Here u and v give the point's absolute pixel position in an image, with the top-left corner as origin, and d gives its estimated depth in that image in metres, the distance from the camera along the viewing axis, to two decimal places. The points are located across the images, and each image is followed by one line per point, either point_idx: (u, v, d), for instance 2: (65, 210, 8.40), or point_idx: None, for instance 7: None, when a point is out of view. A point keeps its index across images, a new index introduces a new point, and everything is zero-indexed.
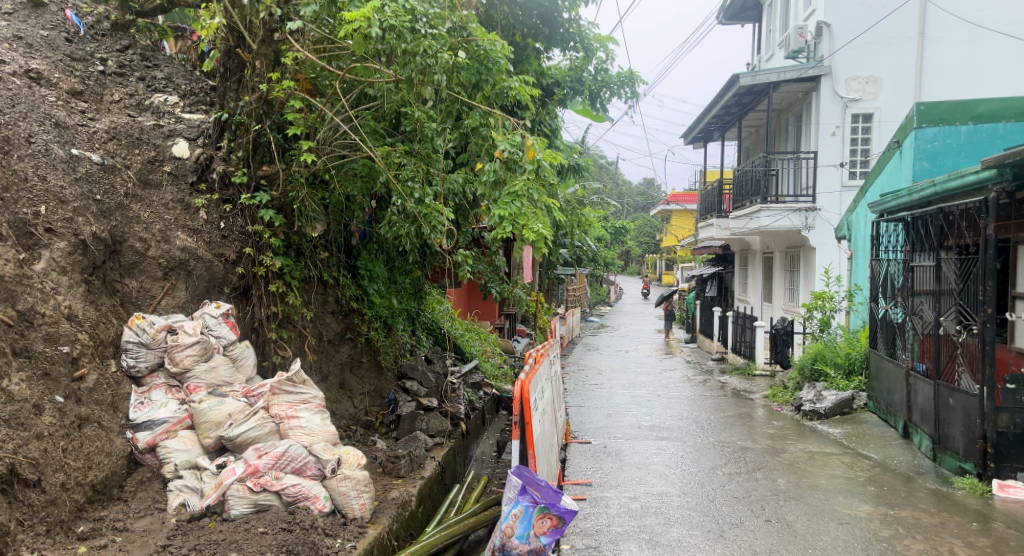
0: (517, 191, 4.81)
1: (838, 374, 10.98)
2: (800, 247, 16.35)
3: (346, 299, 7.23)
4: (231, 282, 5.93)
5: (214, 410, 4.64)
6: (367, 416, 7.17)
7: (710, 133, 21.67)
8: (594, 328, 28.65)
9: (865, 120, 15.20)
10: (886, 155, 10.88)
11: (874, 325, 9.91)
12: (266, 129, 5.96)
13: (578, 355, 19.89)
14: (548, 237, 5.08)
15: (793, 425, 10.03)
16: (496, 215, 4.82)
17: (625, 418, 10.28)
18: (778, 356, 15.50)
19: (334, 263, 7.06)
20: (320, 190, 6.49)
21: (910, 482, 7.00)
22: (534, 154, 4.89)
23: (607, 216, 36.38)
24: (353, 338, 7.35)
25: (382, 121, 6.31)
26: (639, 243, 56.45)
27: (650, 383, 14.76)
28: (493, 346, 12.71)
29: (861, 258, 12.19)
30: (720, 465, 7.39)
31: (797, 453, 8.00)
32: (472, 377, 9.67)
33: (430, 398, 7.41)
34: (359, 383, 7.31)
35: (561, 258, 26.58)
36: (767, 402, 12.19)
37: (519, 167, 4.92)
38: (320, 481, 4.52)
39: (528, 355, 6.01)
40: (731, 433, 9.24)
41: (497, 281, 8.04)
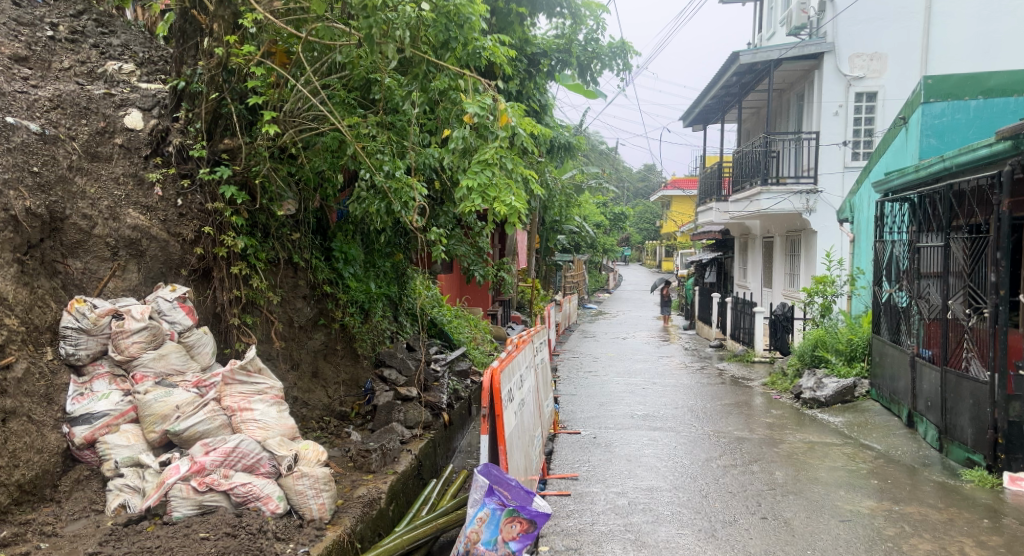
0: (488, 159, 4.46)
1: (839, 361, 10.62)
2: (801, 230, 15.94)
3: (319, 282, 6.84)
4: (190, 264, 5.54)
5: (160, 402, 4.23)
6: (342, 407, 6.83)
7: (709, 113, 21.27)
8: (592, 315, 28.26)
9: (869, 99, 14.74)
10: (891, 133, 10.44)
11: (878, 310, 9.51)
12: (227, 98, 5.62)
13: (575, 342, 19.56)
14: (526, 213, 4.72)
15: (792, 414, 9.67)
16: (466, 186, 4.47)
17: (617, 406, 9.91)
18: (778, 343, 15.15)
19: (306, 244, 6.69)
20: (287, 165, 6.16)
21: (914, 475, 6.63)
22: (507, 119, 4.45)
23: (605, 201, 35.89)
24: (327, 324, 6.96)
25: (353, 91, 5.95)
26: (639, 230, 56.02)
27: (647, 370, 14.40)
28: (484, 333, 12.32)
29: (863, 241, 11.77)
30: (715, 456, 7.02)
31: (796, 444, 7.63)
32: (458, 364, 9.28)
33: (409, 387, 7.04)
34: (333, 372, 6.94)
35: (558, 244, 26.20)
36: (766, 389, 11.83)
37: (491, 133, 4.51)
38: (275, 479, 4.13)
39: (510, 341, 5.60)
40: (727, 422, 8.87)
41: (480, 263, 7.59)
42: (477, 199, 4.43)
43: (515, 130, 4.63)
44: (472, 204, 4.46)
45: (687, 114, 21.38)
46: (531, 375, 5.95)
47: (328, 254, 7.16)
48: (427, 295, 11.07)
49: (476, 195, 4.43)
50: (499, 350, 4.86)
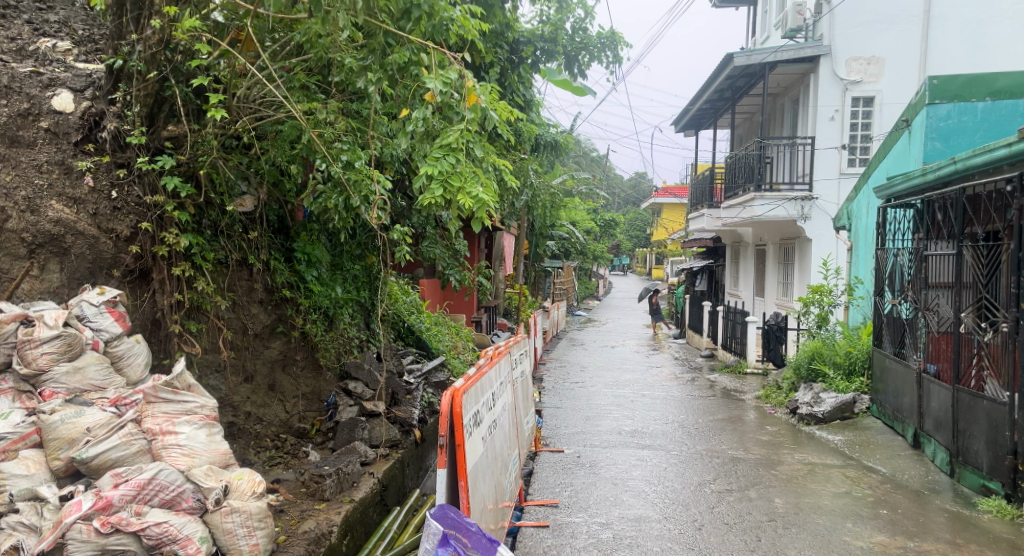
0: (452, 144, 3.95)
1: (837, 375, 10.04)
2: (796, 238, 15.44)
3: (277, 286, 6.22)
4: (124, 264, 4.96)
5: (68, 424, 3.62)
6: (301, 423, 6.24)
7: (702, 118, 20.85)
8: (580, 323, 27.65)
9: (866, 104, 14.27)
10: (893, 135, 9.94)
11: (880, 322, 8.98)
12: (169, 79, 5.09)
13: (562, 351, 19.03)
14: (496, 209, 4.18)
15: (789, 432, 9.14)
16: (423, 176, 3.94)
17: (604, 422, 9.32)
18: (771, 354, 14.63)
19: (264, 244, 6.10)
20: (238, 156, 5.60)
21: (924, 502, 6.09)
22: (476, 99, 3.94)
23: (595, 207, 35.38)
24: (286, 331, 6.34)
25: (313, 75, 5.38)
26: (629, 237, 55.55)
27: (636, 382, 13.81)
28: (465, 341, 11.70)
29: (862, 250, 11.25)
30: (708, 480, 6.45)
31: (795, 466, 7.06)
32: (433, 375, 8.67)
33: (376, 402, 6.44)
34: (292, 385, 6.32)
35: (547, 250, 25.72)
36: (760, 404, 11.31)
37: (456, 115, 3.98)
38: (199, 517, 3.53)
39: (482, 355, 5.00)
40: (722, 440, 8.30)
41: (456, 267, 6.94)
42: (438, 191, 3.90)
43: (485, 113, 4.07)
44: (433, 197, 3.91)
45: (679, 119, 20.89)
46: (506, 393, 5.36)
47: (289, 255, 6.54)
48: (404, 302, 10.45)
49: (437, 187, 3.90)
50: (468, 366, 4.27)
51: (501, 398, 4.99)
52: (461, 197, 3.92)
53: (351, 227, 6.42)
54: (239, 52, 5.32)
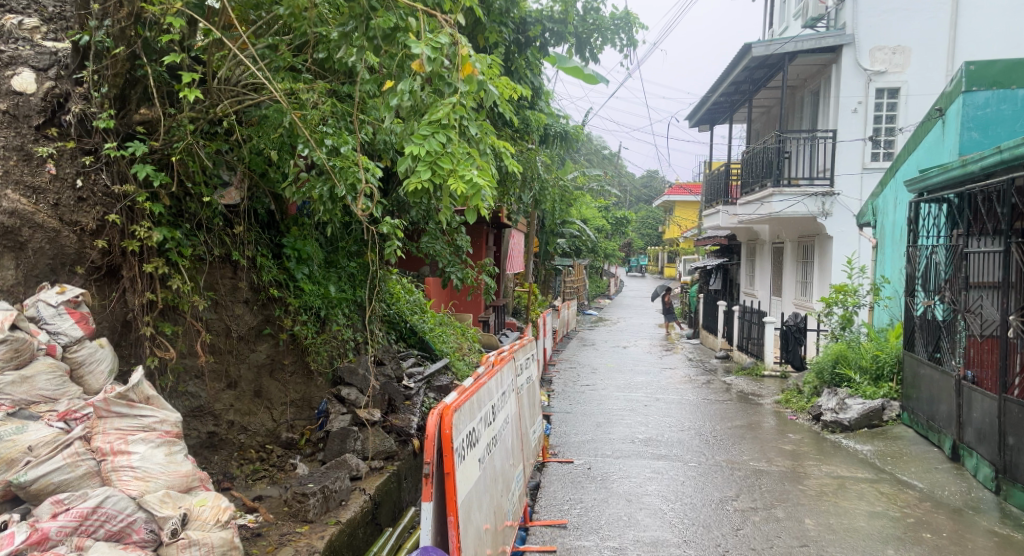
0: (442, 120, 3.50)
1: (864, 380, 9.48)
2: (816, 235, 14.87)
3: (263, 284, 5.77)
4: (89, 260, 4.52)
5: (7, 442, 3.14)
6: (290, 433, 5.80)
7: (717, 112, 20.29)
8: (591, 322, 27.15)
9: (891, 95, 13.67)
10: (924, 126, 9.39)
11: (912, 325, 8.43)
12: (143, 59, 4.61)
13: (572, 351, 18.57)
14: (494, 196, 3.72)
15: (813, 440, 8.63)
16: (408, 155, 3.54)
17: (616, 428, 8.83)
18: (790, 356, 14.08)
19: (250, 239, 5.68)
20: (217, 143, 5.13)
21: (968, 523, 5.57)
22: (471, 69, 3.52)
23: (607, 205, 34.80)
24: (274, 333, 5.89)
25: (298, 53, 4.93)
26: (641, 235, 54.86)
27: (649, 384, 13.30)
28: (472, 342, 11.24)
29: (889, 248, 10.69)
30: (731, 496, 5.95)
31: (822, 480, 6.56)
32: (436, 378, 8.21)
33: (371, 410, 6.00)
34: (280, 391, 5.88)
35: (558, 248, 25.21)
36: (780, 409, 10.80)
37: (448, 86, 3.55)
38: (153, 551, 3.05)
39: (483, 362, 4.56)
40: (742, 450, 7.79)
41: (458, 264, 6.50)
42: (428, 173, 3.48)
43: (482, 86, 3.62)
44: (421, 179, 3.49)
45: (694, 112, 20.32)
46: (510, 403, 4.90)
47: (278, 252, 6.13)
48: (406, 301, 9.98)
49: (425, 167, 3.49)
50: (465, 376, 3.81)
51: (503, 409, 4.53)
52: (452, 179, 3.50)
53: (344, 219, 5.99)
54: (227, 30, 4.88)
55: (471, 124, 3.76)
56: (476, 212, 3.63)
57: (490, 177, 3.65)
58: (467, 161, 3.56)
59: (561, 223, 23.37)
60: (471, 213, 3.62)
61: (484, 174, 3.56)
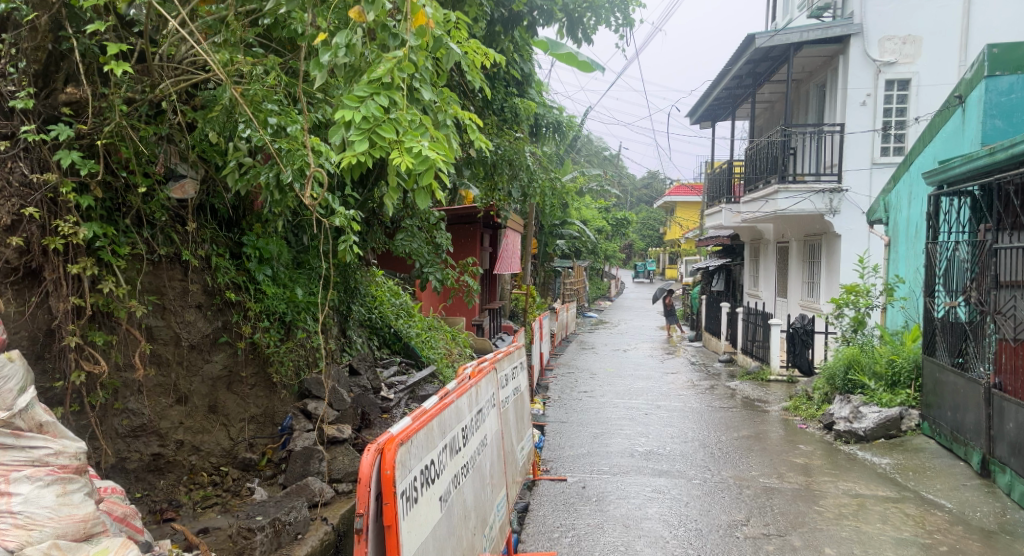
0: (382, 81, 3.12)
1: (879, 386, 8.86)
2: (822, 234, 14.27)
3: (218, 287, 5.19)
4: (6, 259, 3.96)
5: None
6: (249, 452, 5.21)
7: (719, 108, 19.71)
8: (592, 325, 26.53)
9: (901, 87, 13.10)
10: (941, 115, 8.82)
11: (932, 328, 7.81)
12: (67, 30, 4.04)
13: (572, 355, 17.98)
14: (448, 170, 3.31)
15: (826, 452, 8.04)
16: (342, 122, 3.13)
17: (614, 440, 8.23)
18: (797, 360, 13.47)
19: (208, 236, 5.20)
20: (157, 127, 4.52)
21: (1006, 549, 4.98)
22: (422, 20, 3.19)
23: (608, 206, 34.17)
24: (231, 342, 5.29)
25: (247, 26, 4.33)
26: (643, 237, 54.22)
27: (650, 390, 12.70)
28: (464, 347, 10.65)
29: (902, 246, 10.10)
30: (740, 520, 5.37)
31: (840, 500, 5.96)
32: (420, 388, 7.62)
33: (340, 426, 5.42)
34: (238, 405, 5.27)
35: (557, 250, 24.59)
36: (789, 417, 10.19)
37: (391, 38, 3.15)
38: None
39: (459, 375, 4.06)
40: (751, 464, 7.19)
41: (437, 264, 5.94)
42: (366, 145, 3.05)
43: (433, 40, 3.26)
44: (359, 152, 3.06)
45: (696, 108, 19.74)
46: (490, 416, 4.42)
47: (238, 251, 5.56)
48: (391, 304, 9.39)
49: (361, 137, 3.06)
50: (430, 396, 3.34)
51: (482, 426, 4.05)
52: (398, 154, 3.09)
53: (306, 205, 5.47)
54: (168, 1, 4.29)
55: (425, 91, 3.33)
56: (427, 194, 3.21)
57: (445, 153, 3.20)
58: (416, 132, 3.14)
59: (560, 223, 22.80)
60: (420, 195, 3.20)
61: (433, 148, 3.12)
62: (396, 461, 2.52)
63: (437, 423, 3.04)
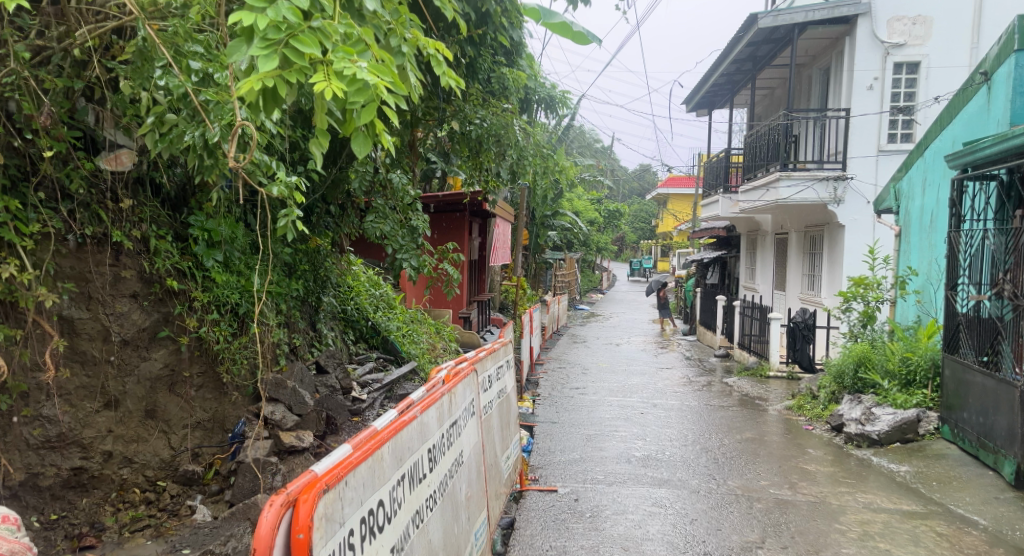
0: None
1: (892, 386, 8.26)
2: (825, 224, 13.66)
3: (156, 274, 4.49)
4: None
5: None
6: (193, 465, 4.53)
7: (718, 94, 19.03)
8: (583, 318, 25.85)
9: (910, 70, 12.46)
10: (965, 94, 8.19)
11: (954, 324, 7.22)
12: None
13: (563, 348, 17.33)
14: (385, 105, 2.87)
15: (838, 458, 7.45)
16: (242, 33, 2.64)
17: (608, 443, 7.60)
18: (798, 356, 12.86)
19: (147, 215, 4.50)
20: (74, 82, 3.82)
21: None
22: None
23: (600, 196, 33.46)
24: (174, 337, 4.58)
25: None
26: (634, 229, 53.53)
27: (645, 387, 12.08)
28: (448, 341, 9.98)
29: (914, 236, 9.49)
30: (755, 542, 4.78)
31: (862, 516, 5.36)
32: (398, 386, 6.95)
33: (300, 434, 4.77)
34: (181, 410, 4.57)
35: (548, 241, 23.88)
36: (792, 417, 9.60)
37: None
38: None
39: (434, 376, 3.60)
40: (759, 472, 6.58)
41: (413, 251, 5.28)
42: (275, 59, 2.57)
43: None
44: (265, 71, 2.57)
45: (693, 94, 19.03)
46: (475, 424, 3.98)
47: (184, 234, 4.87)
48: (367, 296, 8.69)
49: (268, 50, 2.58)
50: (390, 410, 2.92)
51: (460, 437, 3.60)
52: (325, 77, 2.67)
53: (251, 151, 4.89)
54: None
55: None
56: (366, 137, 2.91)
57: (390, 79, 2.83)
58: (351, 50, 2.73)
59: (551, 213, 22.08)
60: (357, 137, 2.90)
61: (374, 72, 2.73)
62: (311, 519, 2.14)
63: (384, 452, 2.64)
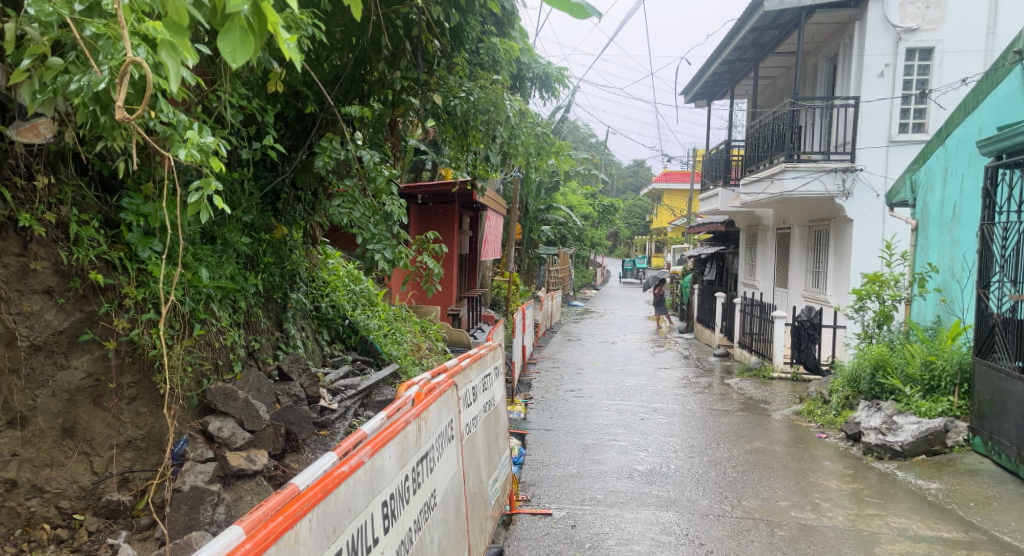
0: None
1: (914, 392, 7.57)
2: (831, 219, 13.02)
3: (75, 266, 3.82)
4: None
5: None
6: (120, 493, 3.83)
7: (717, 84, 18.35)
8: (577, 315, 25.17)
9: (923, 56, 11.75)
10: (995, 76, 7.51)
11: (987, 327, 6.59)
12: None
13: (557, 347, 16.65)
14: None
15: (859, 472, 6.81)
16: None
17: (607, 455, 6.93)
18: (803, 356, 12.20)
19: (62, 197, 3.83)
20: None
21: None
22: None
23: (593, 191, 32.77)
24: (98, 341, 3.89)
25: None
26: (628, 225, 52.84)
27: (643, 389, 11.42)
28: (435, 341, 9.26)
29: (932, 230, 8.86)
30: None
31: (898, 547, 4.75)
32: (376, 392, 6.23)
33: (252, 456, 4.09)
34: (106, 427, 3.88)
35: (542, 236, 23.15)
36: (802, 423, 8.96)
37: None
38: None
39: (404, 394, 2.94)
40: (775, 490, 5.94)
41: (387, 240, 4.58)
42: None
43: None
44: None
45: (691, 84, 18.36)
46: (455, 449, 3.31)
47: (115, 222, 4.16)
48: (345, 293, 7.95)
49: None
50: (328, 457, 2.29)
51: (433, 472, 2.94)
52: None
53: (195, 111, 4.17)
54: None
55: None
56: (244, 35, 2.08)
57: None
58: None
59: (545, 207, 21.37)
60: (230, 34, 2.07)
61: None
62: None
63: (305, 531, 1.99)
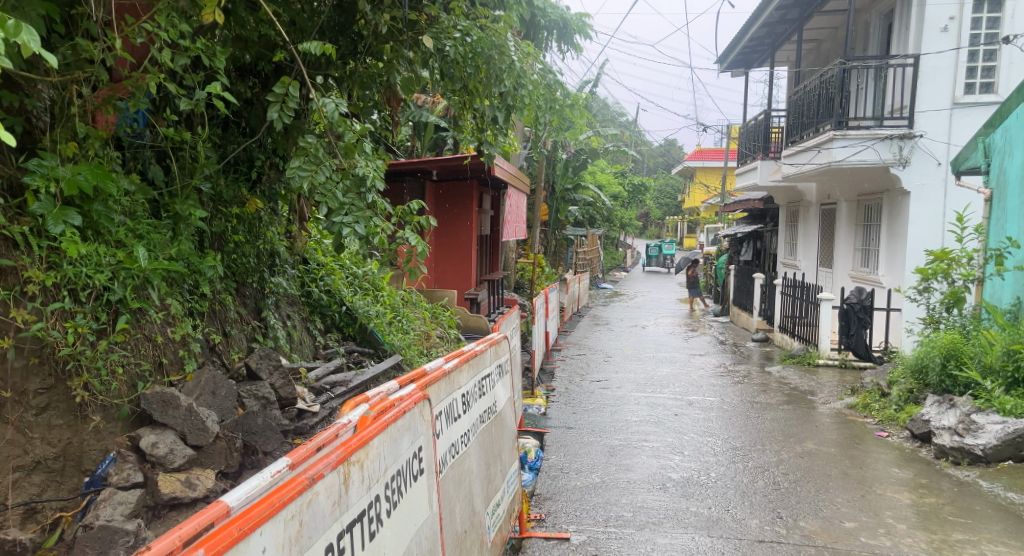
0: None
1: (994, 386, 6.55)
2: (883, 191, 11.86)
3: None
4: None
5: None
6: (23, 527, 3.06)
7: (757, 50, 17.16)
8: (605, 298, 24.17)
9: (992, 7, 10.45)
10: None
11: None
12: None
13: (583, 332, 15.72)
14: None
15: (933, 480, 5.83)
16: None
17: (636, 459, 6.03)
18: (852, 342, 11.12)
19: None
20: None
21: None
22: None
23: (623, 169, 31.60)
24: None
25: None
26: (659, 205, 51.39)
27: (676, 379, 10.47)
28: (448, 328, 8.39)
29: (1011, 200, 7.76)
30: None
31: None
32: (370, 389, 5.39)
33: (191, 478, 3.27)
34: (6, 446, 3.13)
35: (568, 217, 22.14)
36: (857, 418, 7.96)
37: None
38: None
39: (336, 429, 2.17)
40: (838, 506, 5.01)
41: (361, 207, 3.68)
42: None
43: None
44: None
45: (728, 51, 17.11)
46: (424, 488, 2.49)
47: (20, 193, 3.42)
48: (341, 276, 7.10)
49: None
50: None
51: (377, 535, 2.15)
52: None
53: (115, 49, 3.43)
54: None
55: None
56: None
57: None
58: None
59: (572, 186, 20.31)
60: None
61: None
62: None
63: None
